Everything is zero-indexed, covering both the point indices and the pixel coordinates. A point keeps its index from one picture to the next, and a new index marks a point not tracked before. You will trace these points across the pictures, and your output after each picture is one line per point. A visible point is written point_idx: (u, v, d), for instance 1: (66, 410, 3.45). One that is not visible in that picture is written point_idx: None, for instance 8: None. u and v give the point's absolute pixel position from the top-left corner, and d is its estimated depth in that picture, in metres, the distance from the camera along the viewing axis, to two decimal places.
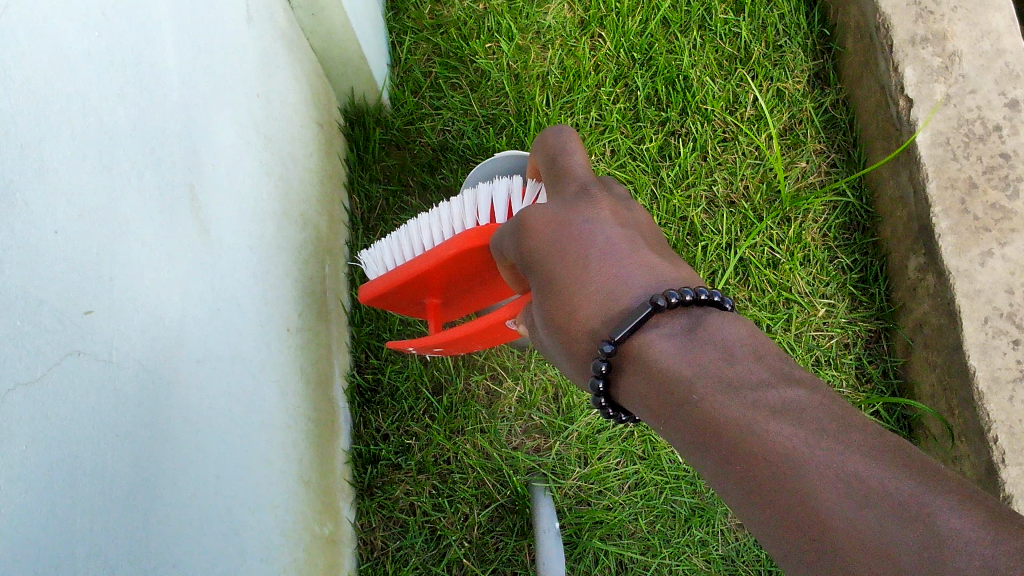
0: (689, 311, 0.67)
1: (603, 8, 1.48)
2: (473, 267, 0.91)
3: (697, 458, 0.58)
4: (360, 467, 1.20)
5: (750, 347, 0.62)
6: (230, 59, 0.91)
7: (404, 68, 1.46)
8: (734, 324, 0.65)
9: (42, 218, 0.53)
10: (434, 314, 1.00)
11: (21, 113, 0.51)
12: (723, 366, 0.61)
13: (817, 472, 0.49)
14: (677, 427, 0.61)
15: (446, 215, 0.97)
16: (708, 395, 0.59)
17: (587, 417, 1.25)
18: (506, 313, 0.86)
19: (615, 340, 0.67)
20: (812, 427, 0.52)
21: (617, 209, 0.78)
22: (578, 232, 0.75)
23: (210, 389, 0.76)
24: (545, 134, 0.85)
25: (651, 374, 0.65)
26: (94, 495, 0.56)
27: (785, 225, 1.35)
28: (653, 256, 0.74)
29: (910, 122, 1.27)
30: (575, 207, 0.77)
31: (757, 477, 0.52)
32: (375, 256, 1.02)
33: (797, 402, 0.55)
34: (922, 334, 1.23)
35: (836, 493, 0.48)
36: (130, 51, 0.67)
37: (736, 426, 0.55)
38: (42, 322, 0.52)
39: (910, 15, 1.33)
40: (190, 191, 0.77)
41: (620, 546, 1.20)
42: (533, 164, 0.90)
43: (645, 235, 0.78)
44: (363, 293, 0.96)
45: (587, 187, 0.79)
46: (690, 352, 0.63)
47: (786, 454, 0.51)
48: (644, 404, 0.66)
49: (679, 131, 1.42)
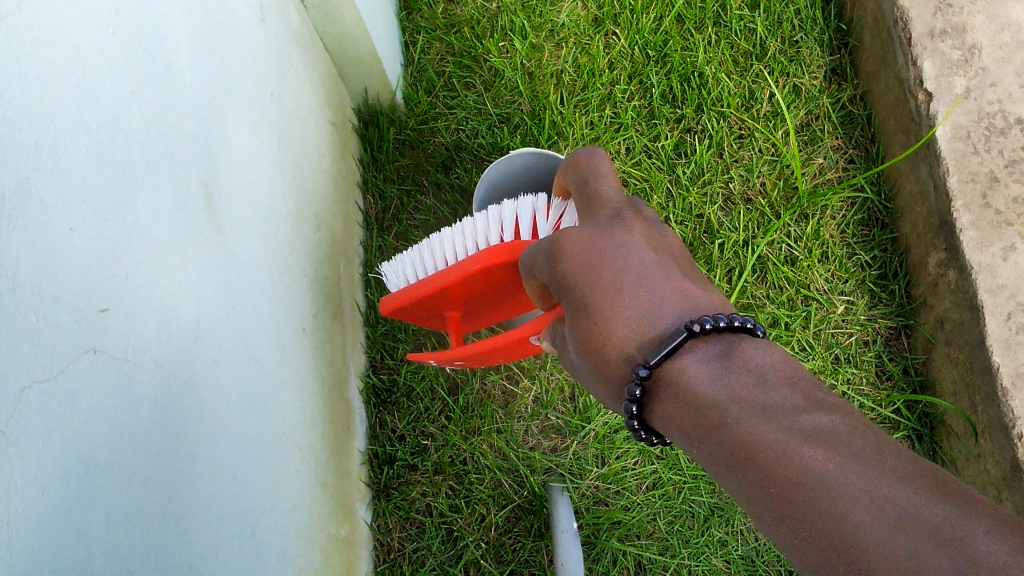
0: (723, 336, 0.66)
1: (617, 6, 1.47)
2: (495, 279, 0.90)
3: (727, 480, 0.57)
4: (377, 467, 1.20)
5: (784, 375, 0.61)
6: (244, 58, 0.90)
7: (418, 68, 1.45)
8: (767, 351, 0.64)
9: (57, 215, 0.52)
10: (455, 326, 0.99)
11: (36, 110, 0.51)
12: (756, 393, 0.60)
13: (851, 496, 0.48)
14: (708, 451, 0.60)
15: (469, 230, 0.96)
16: (741, 419, 0.58)
17: (604, 416, 1.24)
18: (529, 330, 0.85)
19: (650, 364, 0.66)
20: (846, 453, 0.51)
21: (650, 234, 0.76)
22: (612, 256, 0.72)
23: (225, 388, 0.76)
24: (576, 154, 0.83)
25: (684, 398, 0.63)
26: (110, 492, 0.56)
27: (804, 222, 1.34)
28: (686, 281, 0.72)
29: (930, 116, 1.26)
30: (609, 231, 0.74)
31: (789, 498, 0.51)
32: (396, 268, 1.02)
33: (831, 427, 0.54)
34: (943, 330, 1.22)
35: (871, 516, 0.47)
36: (144, 47, 0.66)
37: (769, 449, 0.54)
38: (57, 319, 0.52)
39: (929, 7, 1.32)
40: (204, 190, 0.76)
41: (639, 547, 1.20)
42: (560, 182, 0.89)
43: (677, 260, 0.76)
44: (384, 306, 0.95)
45: (620, 210, 0.77)
46: (723, 377, 0.63)
47: (819, 477, 0.50)
48: (675, 427, 0.65)
49: (695, 128, 1.41)
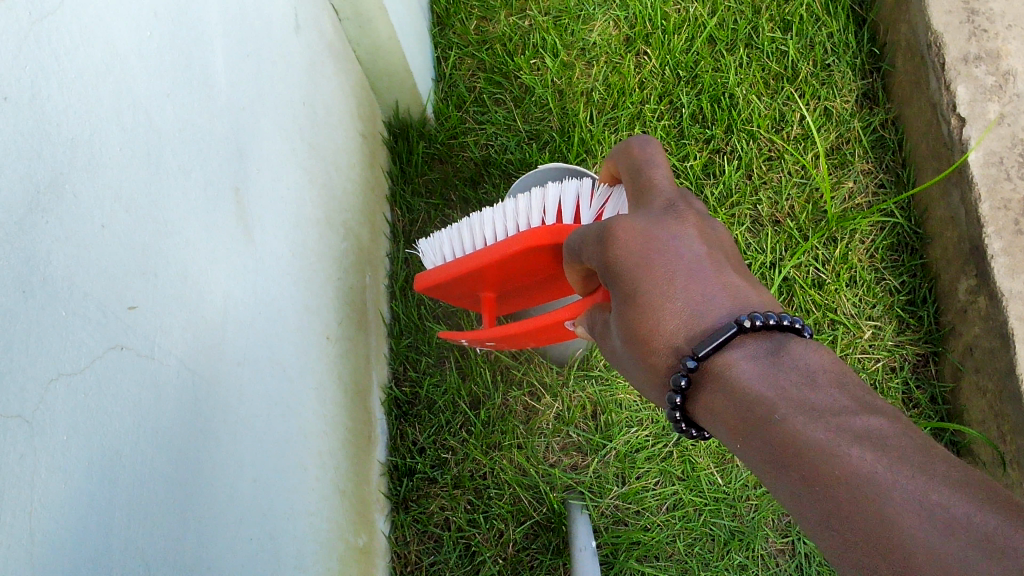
0: (770, 336, 0.64)
1: (649, 26, 1.48)
2: (531, 264, 0.90)
3: (774, 479, 0.56)
4: (396, 479, 1.20)
5: (833, 375, 0.60)
6: (279, 66, 0.92)
7: (449, 84, 1.47)
8: (816, 352, 0.62)
9: (89, 211, 0.53)
10: (488, 308, 0.99)
11: (74, 107, 0.52)
12: (806, 392, 0.58)
13: (901, 500, 0.47)
14: (755, 448, 0.58)
15: (512, 210, 0.96)
16: (789, 417, 0.57)
17: (625, 436, 1.23)
18: (565, 314, 0.85)
19: (698, 356, 0.64)
20: (896, 455, 0.50)
21: (703, 228, 0.74)
22: (664, 248, 0.70)
23: (249, 391, 0.76)
24: (630, 142, 0.81)
25: (731, 393, 0.62)
26: (133, 488, 0.56)
27: (832, 245, 1.33)
28: (738, 278, 0.71)
29: (962, 141, 1.25)
30: (662, 222, 0.72)
31: (836, 497, 0.50)
32: (435, 245, 1.02)
33: (881, 429, 0.52)
34: (972, 358, 1.20)
35: (921, 521, 0.45)
36: (181, 51, 0.67)
37: (818, 448, 0.53)
38: (87, 315, 0.52)
39: (963, 32, 1.31)
40: (235, 193, 0.77)
41: (658, 568, 1.18)
42: (609, 168, 0.88)
43: (728, 257, 0.74)
44: (420, 281, 0.95)
45: (675, 202, 0.75)
46: (772, 375, 0.61)
47: (868, 479, 0.49)
48: (720, 423, 0.63)
49: (724, 148, 1.40)
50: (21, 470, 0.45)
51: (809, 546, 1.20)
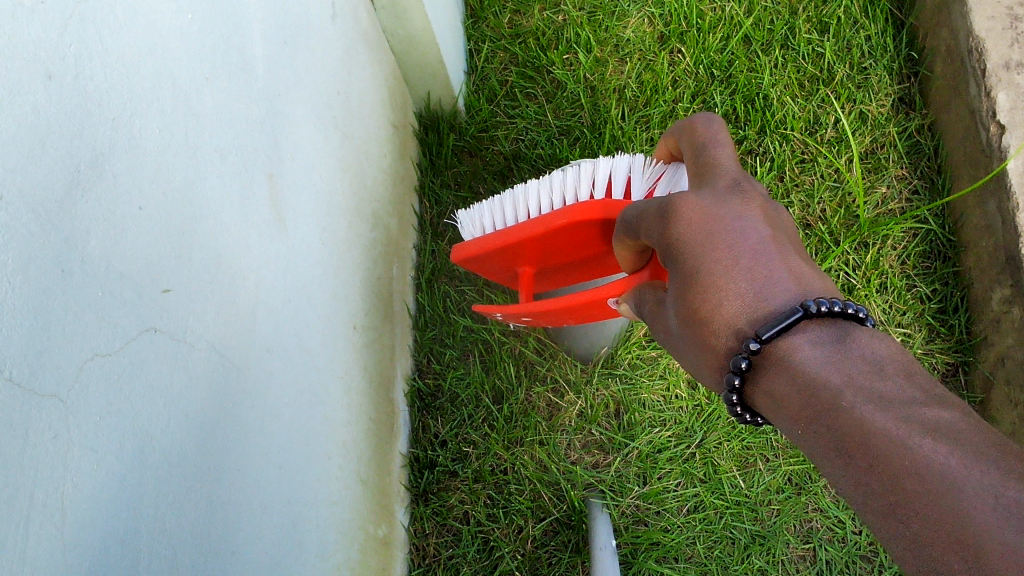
0: (835, 322, 0.63)
1: (684, 24, 1.47)
2: (574, 241, 0.90)
3: (834, 466, 0.54)
4: (417, 471, 1.20)
5: (902, 364, 0.58)
6: (315, 53, 0.91)
7: (481, 76, 1.47)
8: (883, 340, 0.61)
9: (129, 192, 0.53)
10: (526, 284, 0.99)
11: (115, 89, 0.52)
12: (874, 380, 0.57)
13: (974, 495, 0.45)
14: (818, 434, 0.56)
15: (558, 183, 0.96)
16: (858, 404, 0.55)
17: (647, 436, 1.23)
18: (610, 291, 0.84)
19: (761, 339, 0.63)
20: (970, 448, 0.48)
21: (768, 210, 0.72)
22: (728, 227, 0.69)
23: (277, 376, 0.76)
24: (694, 120, 0.79)
25: (795, 380, 0.61)
26: (160, 471, 0.56)
27: (863, 250, 1.32)
28: (802, 263, 0.69)
29: (1001, 148, 1.23)
30: (728, 201, 0.71)
31: (905, 489, 0.48)
32: (474, 216, 1.03)
33: (952, 421, 0.50)
34: (1005, 369, 1.19)
35: (996, 516, 0.43)
36: (221, 36, 0.67)
37: (886, 437, 0.51)
38: (123, 295, 0.52)
39: (1005, 38, 1.30)
40: (269, 180, 0.77)
41: (677, 569, 1.17)
42: (668, 145, 0.86)
43: (793, 241, 0.72)
44: (457, 252, 0.95)
45: (739, 182, 0.73)
46: (839, 363, 0.60)
47: (940, 472, 0.47)
48: (781, 408, 0.62)
49: (757, 150, 1.39)
50: (55, 450, 0.45)
51: (830, 553, 1.19)
